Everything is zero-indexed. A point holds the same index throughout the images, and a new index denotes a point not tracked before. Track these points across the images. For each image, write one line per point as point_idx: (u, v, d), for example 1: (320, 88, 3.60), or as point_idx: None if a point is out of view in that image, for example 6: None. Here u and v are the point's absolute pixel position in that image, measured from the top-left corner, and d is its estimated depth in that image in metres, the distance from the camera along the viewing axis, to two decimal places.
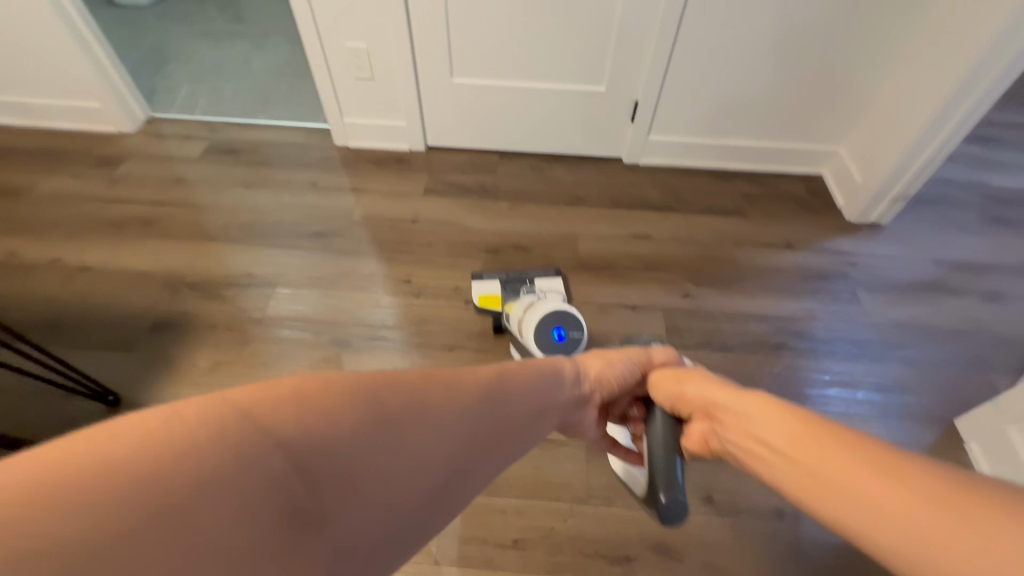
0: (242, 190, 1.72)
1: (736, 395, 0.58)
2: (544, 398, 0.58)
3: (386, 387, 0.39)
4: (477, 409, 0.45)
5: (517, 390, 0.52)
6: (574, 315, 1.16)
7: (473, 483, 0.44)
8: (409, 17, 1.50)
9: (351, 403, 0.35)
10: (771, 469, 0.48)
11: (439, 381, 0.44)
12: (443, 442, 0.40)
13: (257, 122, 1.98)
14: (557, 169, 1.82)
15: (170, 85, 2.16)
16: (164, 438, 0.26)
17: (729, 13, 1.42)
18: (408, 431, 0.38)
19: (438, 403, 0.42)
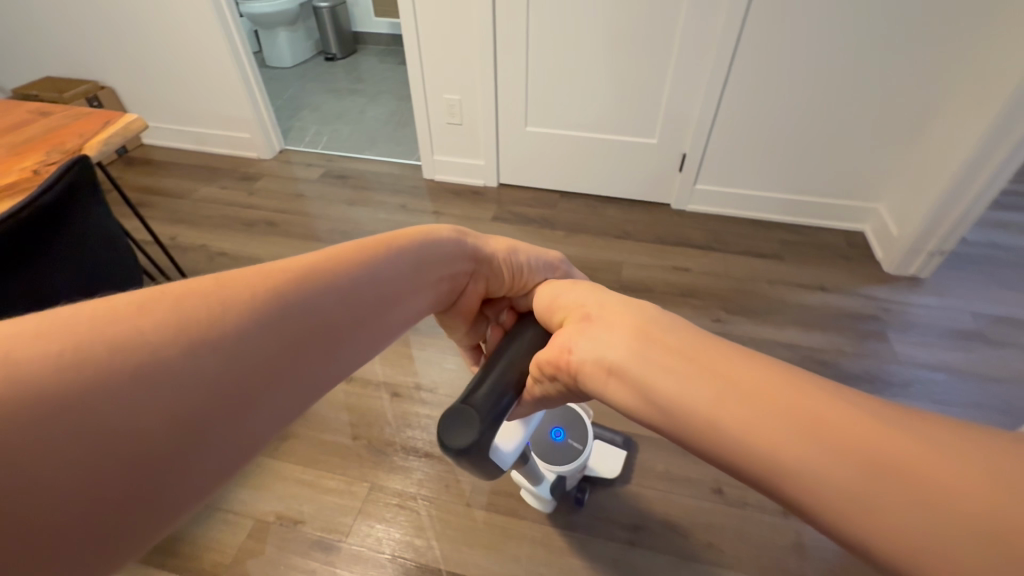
0: (346, 206, 2.10)
1: (613, 301, 0.50)
2: (393, 287, 0.45)
3: (28, 349, 0.25)
4: (248, 317, 0.32)
5: (345, 290, 0.40)
6: (583, 423, 1.15)
7: (336, 359, 0.38)
8: (497, 75, 1.86)
9: (92, 349, 0.26)
10: (660, 390, 0.38)
11: (160, 305, 0.29)
12: (190, 366, 0.28)
13: (364, 156, 2.41)
14: (609, 209, 2.06)
15: (301, 125, 2.68)
16: None
17: (768, 79, 1.67)
18: (83, 379, 0.25)
19: (161, 323, 0.28)
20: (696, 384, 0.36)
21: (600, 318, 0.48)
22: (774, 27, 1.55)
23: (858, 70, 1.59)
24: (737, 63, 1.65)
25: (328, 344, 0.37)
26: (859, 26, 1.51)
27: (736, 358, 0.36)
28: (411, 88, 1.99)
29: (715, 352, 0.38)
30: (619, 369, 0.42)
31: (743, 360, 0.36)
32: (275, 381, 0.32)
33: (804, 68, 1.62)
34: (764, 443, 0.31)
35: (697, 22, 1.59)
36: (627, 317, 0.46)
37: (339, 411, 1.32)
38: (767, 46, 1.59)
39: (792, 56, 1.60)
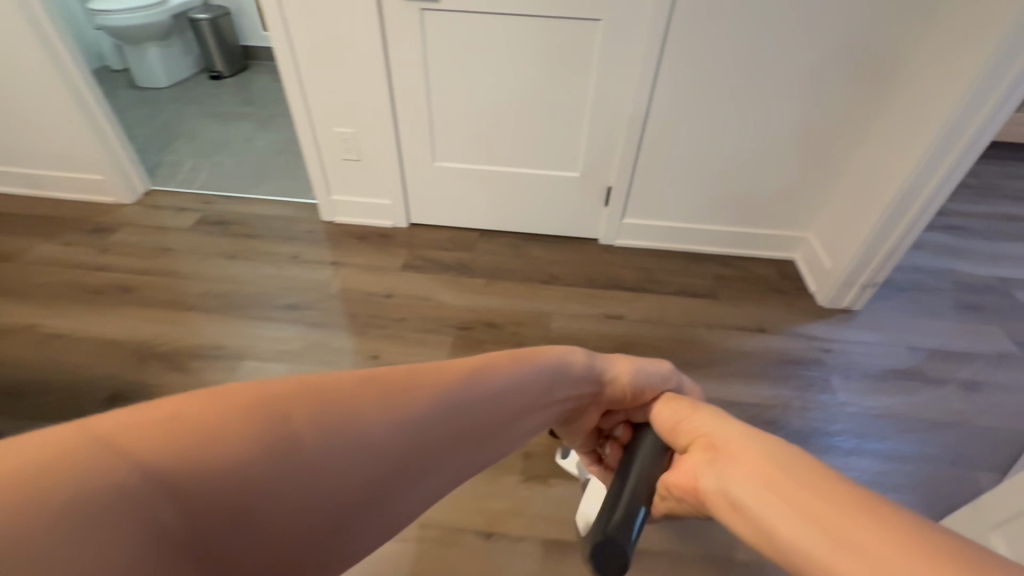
0: (225, 261, 1.76)
1: (745, 430, 0.49)
2: (531, 395, 0.51)
3: (322, 392, 0.34)
4: (418, 413, 0.38)
5: (490, 387, 0.45)
6: None
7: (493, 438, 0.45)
8: (395, 106, 1.62)
9: (359, 400, 0.35)
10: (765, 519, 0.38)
11: (364, 391, 0.36)
12: (364, 449, 0.34)
13: (250, 196, 2.07)
14: (534, 248, 1.87)
15: (175, 159, 2.28)
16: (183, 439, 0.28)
17: (693, 110, 1.55)
18: (339, 422, 0.33)
19: (361, 408, 0.35)
20: (791, 521, 0.36)
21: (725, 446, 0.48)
22: (697, 54, 1.43)
23: (782, 99, 1.51)
24: (660, 94, 1.51)
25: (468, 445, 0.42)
26: (781, 53, 1.42)
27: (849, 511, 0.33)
28: (294, 120, 1.70)
29: (823, 496, 0.35)
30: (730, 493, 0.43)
31: (856, 509, 0.33)
32: (417, 478, 0.37)
33: (728, 98, 1.52)
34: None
35: (614, 49, 1.43)
36: (749, 449, 0.45)
37: None
38: (690, 75, 1.47)
39: (717, 86, 1.49)
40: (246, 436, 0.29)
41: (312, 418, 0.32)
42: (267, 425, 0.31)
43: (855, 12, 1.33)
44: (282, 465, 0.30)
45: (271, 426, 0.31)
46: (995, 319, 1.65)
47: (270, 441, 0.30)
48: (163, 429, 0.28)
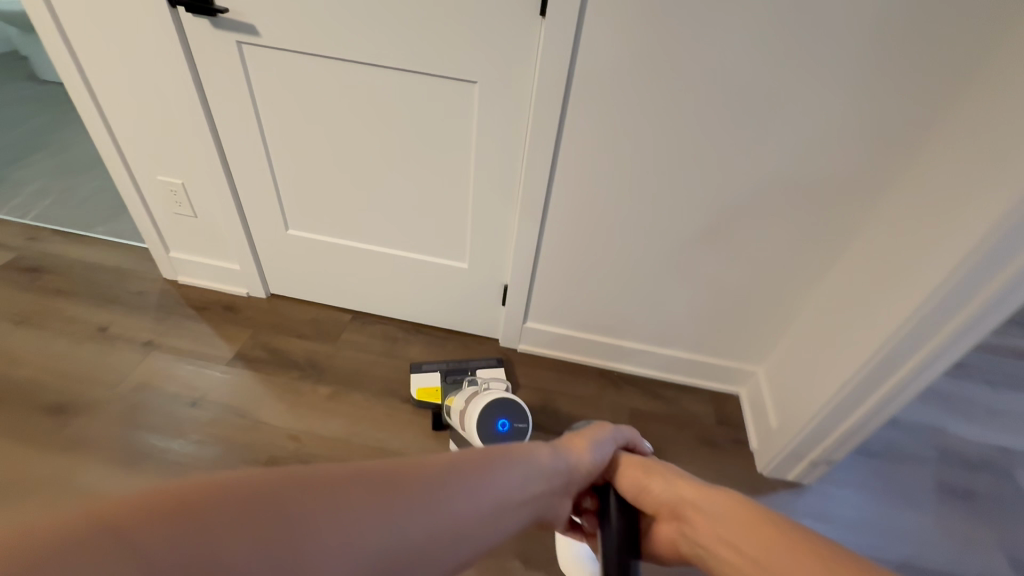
0: (7, 328, 1.37)
1: (691, 487, 0.57)
2: (528, 493, 0.49)
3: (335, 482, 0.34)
4: (419, 506, 0.37)
5: (474, 486, 0.43)
6: (519, 404, 1.10)
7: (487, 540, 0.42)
8: (227, 159, 1.24)
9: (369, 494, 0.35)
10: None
11: (362, 477, 0.36)
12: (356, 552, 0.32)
13: (89, 235, 1.68)
14: (413, 346, 1.48)
15: (26, 176, 1.89)
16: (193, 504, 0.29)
17: (609, 206, 1.16)
18: (346, 503, 0.34)
19: (354, 501, 0.34)
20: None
21: (691, 507, 0.54)
22: (610, 139, 1.05)
23: (727, 206, 1.12)
24: (564, 182, 1.13)
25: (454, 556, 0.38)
26: (724, 150, 1.03)
27: (810, 563, 0.41)
28: (104, 158, 1.31)
29: (789, 550, 0.43)
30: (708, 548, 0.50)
31: (815, 559, 0.41)
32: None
33: (654, 197, 1.13)
34: None
35: (501, 119, 1.05)
36: (703, 514, 0.53)
37: None
38: (602, 164, 1.09)
39: (639, 180, 1.11)
40: (243, 519, 0.29)
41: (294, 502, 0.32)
42: (255, 509, 0.30)
43: (829, 110, 0.95)
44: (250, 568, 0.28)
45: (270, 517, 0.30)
46: (985, 517, 1.25)
47: (253, 517, 0.30)
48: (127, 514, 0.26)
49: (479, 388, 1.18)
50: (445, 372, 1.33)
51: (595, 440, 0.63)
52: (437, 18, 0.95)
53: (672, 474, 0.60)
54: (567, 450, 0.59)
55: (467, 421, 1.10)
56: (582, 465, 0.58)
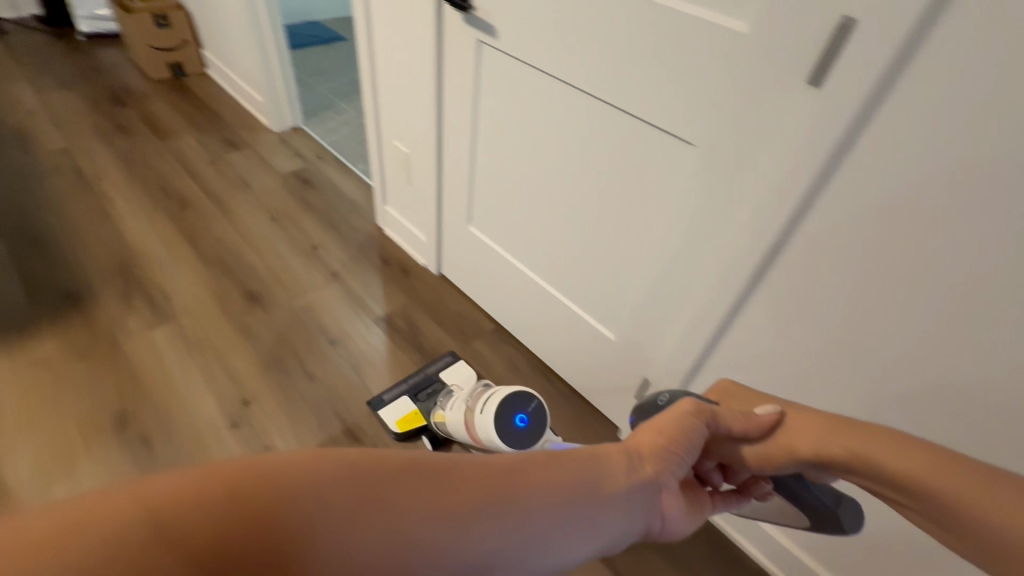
0: (265, 219, 1.72)
1: (831, 435, 0.62)
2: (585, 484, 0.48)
3: (307, 467, 0.33)
4: (421, 496, 0.36)
5: (540, 466, 0.45)
6: (522, 390, 1.03)
7: (539, 491, 0.43)
8: (442, 143, 1.29)
9: (351, 480, 0.34)
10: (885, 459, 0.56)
11: (338, 463, 0.34)
12: (367, 523, 0.33)
13: (351, 168, 2.01)
14: (526, 390, 1.36)
15: (341, 106, 2.36)
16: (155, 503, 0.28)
17: (724, 310, 0.89)
18: (324, 481, 0.33)
19: (340, 492, 0.33)
20: (885, 454, 0.56)
21: (805, 453, 0.64)
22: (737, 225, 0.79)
23: (939, 427, 0.74)
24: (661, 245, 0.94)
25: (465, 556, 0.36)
26: (977, 359, 0.66)
27: (925, 455, 0.54)
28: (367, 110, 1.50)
29: (866, 433, 0.59)
30: (938, 519, 0.52)
31: (918, 449, 0.55)
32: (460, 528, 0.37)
33: (762, 311, 0.85)
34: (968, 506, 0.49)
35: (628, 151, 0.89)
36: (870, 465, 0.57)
37: None
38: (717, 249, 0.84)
39: (751, 284, 0.83)
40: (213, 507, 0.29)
41: (266, 496, 0.30)
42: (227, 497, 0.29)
43: None
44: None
45: (238, 496, 0.30)
46: None
47: (231, 499, 0.29)
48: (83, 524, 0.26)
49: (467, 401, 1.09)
50: (413, 393, 1.28)
51: (684, 437, 0.63)
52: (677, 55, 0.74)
53: (797, 424, 0.66)
54: (643, 468, 0.57)
55: (487, 440, 1.00)
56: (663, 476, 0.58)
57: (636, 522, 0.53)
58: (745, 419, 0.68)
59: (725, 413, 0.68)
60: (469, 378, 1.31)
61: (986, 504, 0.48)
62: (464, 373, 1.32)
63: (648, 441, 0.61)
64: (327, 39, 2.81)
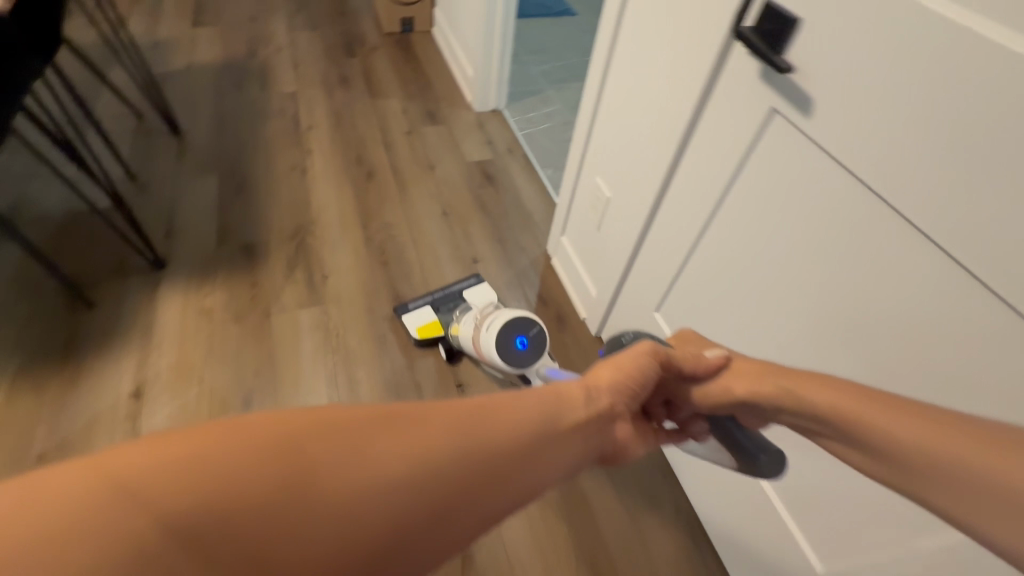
0: (436, 212, 1.61)
1: (813, 396, 0.52)
2: (556, 428, 0.45)
3: (248, 433, 0.32)
4: (389, 450, 0.35)
5: (509, 408, 0.43)
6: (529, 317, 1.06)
7: (524, 455, 0.41)
8: (658, 209, 0.99)
9: (302, 441, 0.33)
10: (835, 400, 0.50)
11: (280, 427, 0.33)
12: (341, 498, 0.32)
13: (538, 173, 1.80)
14: (656, 540, 1.07)
15: (548, 95, 2.14)
16: (67, 499, 0.26)
17: (818, 327, 0.70)
18: (271, 454, 0.31)
19: (294, 466, 0.31)
20: (833, 397, 0.51)
21: (741, 393, 0.60)
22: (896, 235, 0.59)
23: None
24: (769, 228, 0.76)
25: (447, 519, 0.35)
26: None
27: (867, 395, 0.49)
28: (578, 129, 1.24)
29: (812, 378, 0.54)
30: (876, 456, 0.47)
31: (860, 391, 0.50)
32: (445, 520, 0.35)
33: (842, 325, 0.67)
34: (920, 454, 0.43)
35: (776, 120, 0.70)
36: (875, 432, 0.46)
37: (82, 415, 1.09)
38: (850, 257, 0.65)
39: (868, 300, 0.64)
40: (134, 494, 0.27)
41: (197, 484, 0.28)
42: (149, 481, 0.28)
43: None
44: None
45: (167, 473, 0.28)
46: None
47: (155, 490, 0.27)
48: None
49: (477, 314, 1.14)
50: (435, 305, 1.31)
51: (643, 370, 0.60)
52: (1023, 108, 0.45)
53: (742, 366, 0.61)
54: (603, 398, 0.54)
55: (488, 356, 1.07)
56: (622, 409, 0.55)
57: (603, 451, 0.52)
58: (691, 357, 0.63)
59: (678, 354, 0.63)
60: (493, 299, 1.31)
61: (939, 447, 0.42)
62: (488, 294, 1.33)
63: (610, 373, 0.58)
64: (557, 13, 2.56)
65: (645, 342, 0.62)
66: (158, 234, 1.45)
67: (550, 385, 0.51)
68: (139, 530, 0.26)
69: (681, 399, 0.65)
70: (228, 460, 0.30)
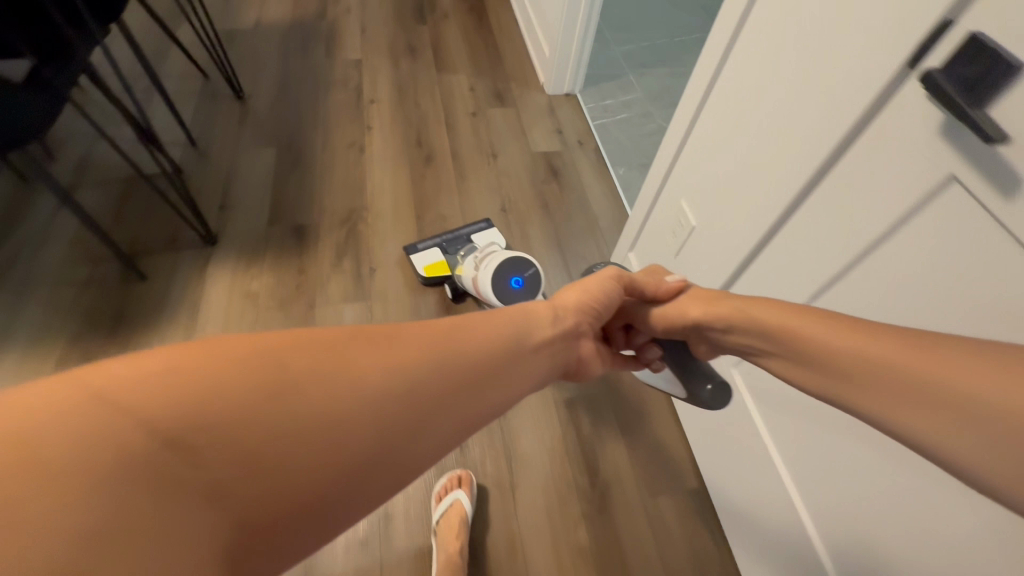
0: (495, 208, 1.50)
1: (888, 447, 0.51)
2: (515, 351, 0.58)
3: (262, 344, 0.43)
4: (380, 368, 0.46)
5: (475, 333, 0.55)
6: (524, 259, 1.15)
7: (484, 386, 0.53)
8: (757, 258, 0.84)
9: (309, 356, 0.44)
10: (831, 333, 0.57)
11: (287, 347, 0.44)
12: (346, 394, 0.44)
13: (610, 172, 1.64)
14: None
15: (629, 80, 1.94)
16: (136, 382, 0.37)
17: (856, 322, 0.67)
18: (285, 363, 0.43)
19: (304, 366, 0.43)
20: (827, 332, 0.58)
21: (693, 316, 0.75)
22: (870, 211, 0.63)
23: None
24: (770, 189, 0.78)
25: (427, 411, 0.48)
26: None
27: (859, 328, 0.56)
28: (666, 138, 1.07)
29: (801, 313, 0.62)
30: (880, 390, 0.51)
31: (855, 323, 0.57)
32: (426, 422, 0.47)
33: (832, 277, 0.70)
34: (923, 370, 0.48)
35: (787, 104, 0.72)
36: (868, 358, 0.53)
37: None
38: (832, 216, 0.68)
39: (842, 255, 0.67)
40: (183, 385, 0.38)
41: (222, 389, 0.39)
42: (193, 376, 0.39)
43: None
44: (249, 456, 0.38)
45: (205, 366, 0.39)
46: None
47: (197, 383, 0.38)
48: (90, 401, 0.35)
49: (482, 253, 1.21)
50: (443, 246, 1.33)
51: (604, 293, 0.77)
52: None
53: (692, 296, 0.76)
54: (565, 318, 0.69)
55: (486, 294, 1.16)
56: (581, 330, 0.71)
57: (561, 364, 0.66)
58: (653, 282, 0.81)
59: (641, 279, 0.81)
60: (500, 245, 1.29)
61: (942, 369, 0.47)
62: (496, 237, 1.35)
63: (573, 297, 0.73)
64: None
65: (610, 273, 0.78)
66: (212, 207, 1.42)
67: (517, 307, 0.65)
68: (170, 442, 0.36)
69: (638, 315, 0.83)
70: (227, 375, 0.40)
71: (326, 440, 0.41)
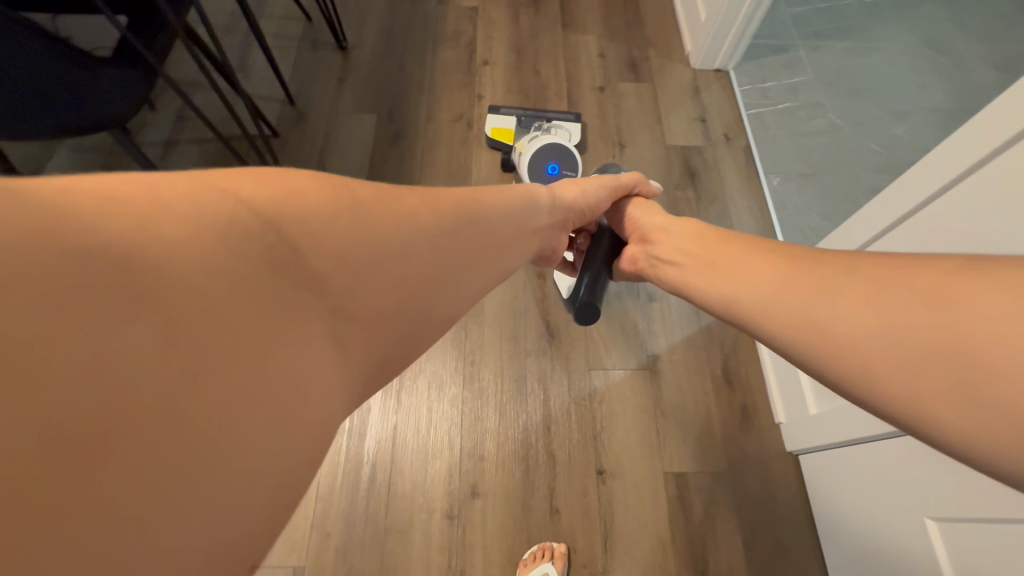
0: None
1: None
2: (519, 223, 0.57)
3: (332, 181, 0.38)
4: (429, 214, 0.43)
5: (494, 202, 0.54)
6: (574, 156, 1.21)
7: (499, 249, 0.52)
8: None
9: (372, 190, 0.40)
10: (737, 258, 0.58)
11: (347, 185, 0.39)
12: (411, 232, 0.40)
13: (761, 182, 1.34)
14: None
15: (799, 56, 1.55)
16: (213, 184, 0.30)
17: None
18: (357, 193, 0.38)
19: (372, 200, 0.39)
20: (758, 257, 0.57)
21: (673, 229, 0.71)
22: None
23: None
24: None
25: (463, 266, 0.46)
26: None
27: (765, 249, 0.57)
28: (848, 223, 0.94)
29: (726, 243, 0.62)
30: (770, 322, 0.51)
31: (758, 249, 0.58)
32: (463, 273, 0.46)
33: None
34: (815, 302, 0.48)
35: None
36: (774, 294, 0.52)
37: None
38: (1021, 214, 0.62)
39: None
40: (267, 190, 0.32)
41: (300, 197, 0.34)
42: (278, 191, 0.33)
43: None
44: (329, 266, 0.33)
45: (291, 189, 0.34)
46: None
47: (280, 189, 0.33)
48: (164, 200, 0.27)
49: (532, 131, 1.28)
50: (519, 118, 1.36)
51: (596, 194, 0.75)
52: None
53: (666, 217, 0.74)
54: (563, 200, 0.69)
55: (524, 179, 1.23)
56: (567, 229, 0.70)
57: (547, 245, 0.66)
58: (642, 183, 0.84)
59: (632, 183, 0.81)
60: (567, 137, 1.29)
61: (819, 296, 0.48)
62: (572, 130, 1.33)
63: (574, 193, 0.71)
64: None
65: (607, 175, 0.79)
66: None
67: (526, 190, 0.62)
68: (264, 234, 0.30)
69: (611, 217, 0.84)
70: (301, 189, 0.35)
71: (391, 265, 0.38)
